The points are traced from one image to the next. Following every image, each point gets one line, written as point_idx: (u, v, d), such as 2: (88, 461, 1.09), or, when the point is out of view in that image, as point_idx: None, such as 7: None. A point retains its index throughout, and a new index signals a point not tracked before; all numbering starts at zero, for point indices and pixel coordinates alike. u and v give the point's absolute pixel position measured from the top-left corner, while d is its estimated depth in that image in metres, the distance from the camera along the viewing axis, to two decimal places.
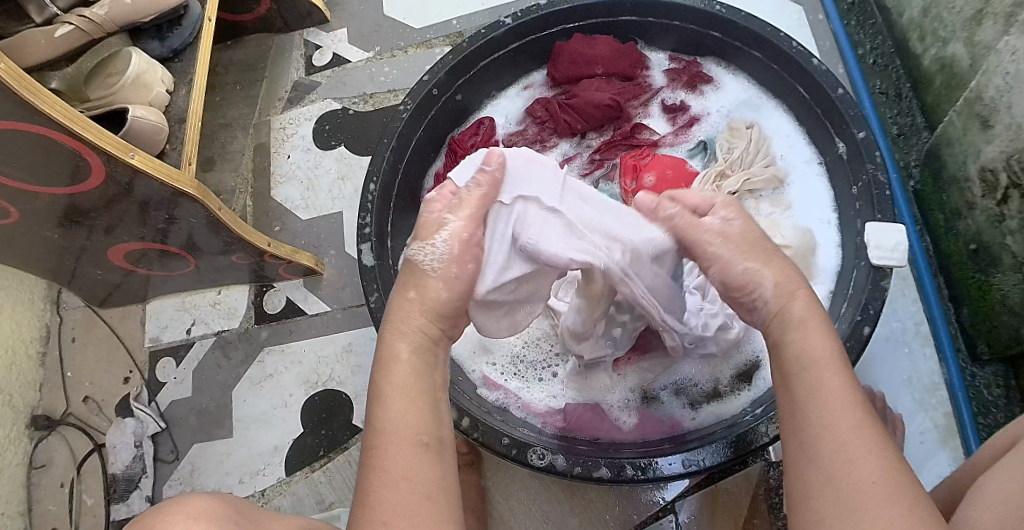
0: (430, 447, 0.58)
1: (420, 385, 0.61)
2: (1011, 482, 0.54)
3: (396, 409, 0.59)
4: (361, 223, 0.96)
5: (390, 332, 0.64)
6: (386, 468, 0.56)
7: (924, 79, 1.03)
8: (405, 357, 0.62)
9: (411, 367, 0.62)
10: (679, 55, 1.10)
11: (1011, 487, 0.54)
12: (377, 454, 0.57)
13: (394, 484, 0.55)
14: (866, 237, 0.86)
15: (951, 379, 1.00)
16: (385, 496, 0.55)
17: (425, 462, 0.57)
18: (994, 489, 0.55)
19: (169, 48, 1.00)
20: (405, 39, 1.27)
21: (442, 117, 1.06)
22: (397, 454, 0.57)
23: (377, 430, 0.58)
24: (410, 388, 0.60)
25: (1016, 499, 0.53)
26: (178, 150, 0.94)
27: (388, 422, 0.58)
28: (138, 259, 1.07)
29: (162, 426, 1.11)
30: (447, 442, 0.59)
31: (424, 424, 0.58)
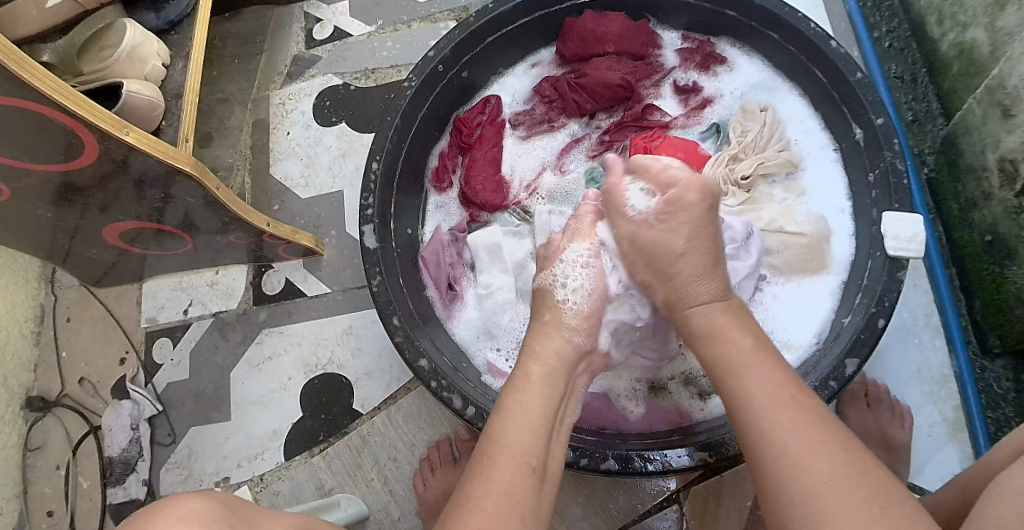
0: (535, 469, 0.60)
1: (539, 410, 0.64)
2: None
3: (511, 424, 0.62)
4: (364, 204, 0.93)
5: (524, 361, 0.69)
6: (490, 475, 0.59)
7: (940, 64, 1.00)
8: (532, 379, 0.66)
9: (539, 389, 0.65)
10: (691, 34, 1.05)
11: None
12: (483, 464, 0.60)
13: (492, 496, 0.57)
14: (882, 227, 0.84)
15: (961, 371, 0.98)
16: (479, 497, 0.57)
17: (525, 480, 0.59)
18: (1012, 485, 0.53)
19: (165, 20, 0.97)
20: (408, 12, 1.23)
21: (446, 94, 1.02)
22: (501, 466, 0.59)
23: (490, 440, 0.61)
24: (524, 407, 0.63)
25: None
26: (174, 126, 0.91)
27: (501, 435, 0.61)
28: (134, 238, 1.04)
29: (159, 409, 1.09)
30: (551, 473, 0.61)
31: (533, 446, 0.61)
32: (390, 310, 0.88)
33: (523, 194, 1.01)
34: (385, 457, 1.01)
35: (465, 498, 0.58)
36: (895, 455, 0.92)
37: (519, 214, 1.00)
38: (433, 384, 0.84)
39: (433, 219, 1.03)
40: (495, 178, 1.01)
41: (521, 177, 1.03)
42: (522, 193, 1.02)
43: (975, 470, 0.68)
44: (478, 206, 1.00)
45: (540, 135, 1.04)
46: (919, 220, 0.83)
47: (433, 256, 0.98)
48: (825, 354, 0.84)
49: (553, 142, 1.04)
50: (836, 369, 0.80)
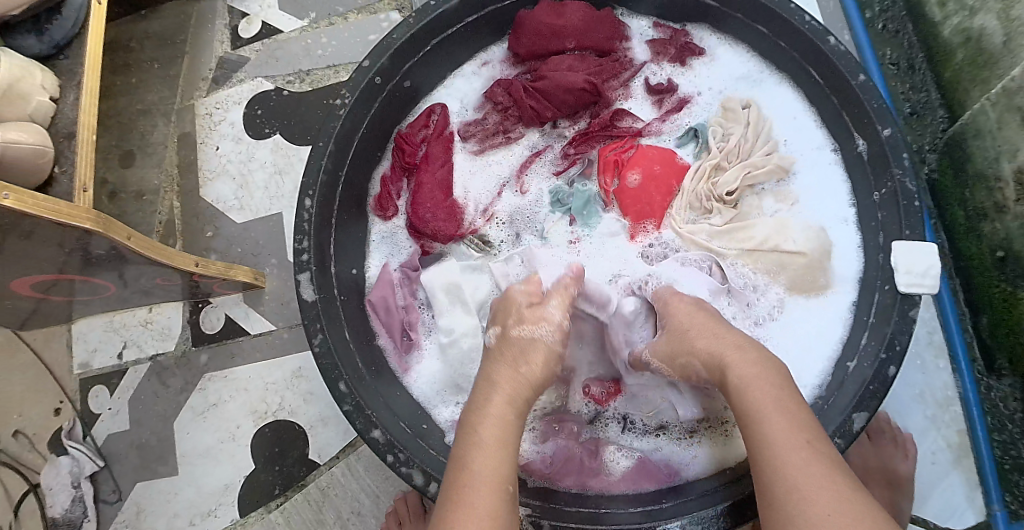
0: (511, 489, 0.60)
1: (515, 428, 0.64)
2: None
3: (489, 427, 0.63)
4: (299, 249, 0.82)
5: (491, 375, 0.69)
6: (473, 504, 0.58)
7: (940, 53, 0.87)
8: (503, 415, 0.64)
9: (505, 417, 0.64)
10: (665, 22, 0.94)
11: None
12: (466, 492, 0.58)
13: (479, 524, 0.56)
14: (891, 258, 0.74)
15: (966, 393, 0.90)
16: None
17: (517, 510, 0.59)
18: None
19: (51, 44, 0.82)
20: (343, 3, 1.09)
21: (388, 107, 0.91)
22: (483, 495, 0.58)
23: (461, 464, 0.61)
24: (503, 422, 0.64)
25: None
26: (69, 174, 0.78)
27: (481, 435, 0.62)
28: (49, 288, 0.92)
29: (100, 464, 1.00)
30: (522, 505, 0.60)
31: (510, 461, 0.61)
32: (334, 374, 0.78)
33: (479, 220, 0.91)
34: (347, 510, 0.94)
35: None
36: (898, 493, 0.84)
37: (476, 245, 0.90)
38: (389, 457, 0.75)
39: (379, 253, 0.92)
40: (447, 203, 0.90)
41: (477, 199, 0.92)
42: (478, 218, 0.91)
43: None
44: (430, 235, 0.90)
45: (495, 149, 0.94)
46: (932, 250, 0.72)
47: (381, 299, 0.88)
48: (827, 399, 0.74)
49: (513, 155, 0.93)
50: (841, 424, 0.70)
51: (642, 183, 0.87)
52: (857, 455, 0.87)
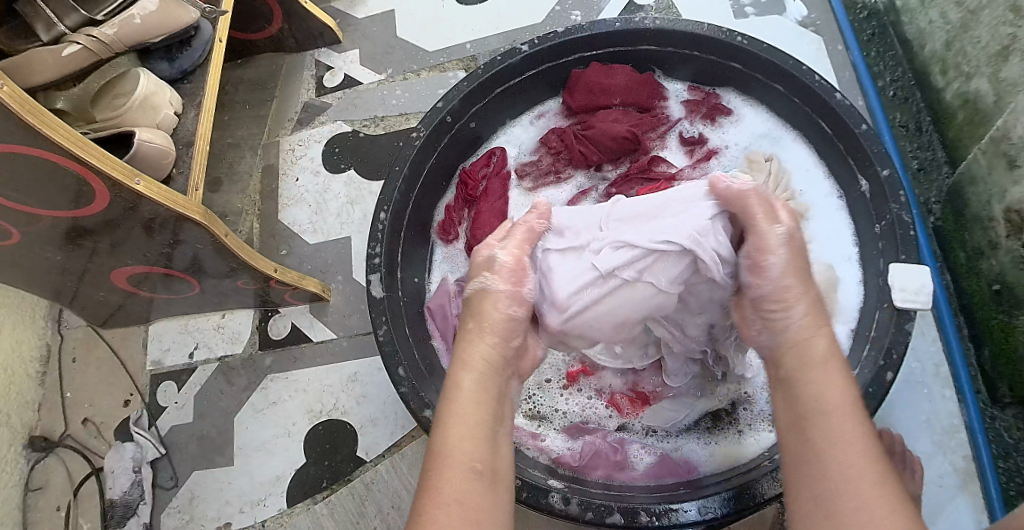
0: (482, 473, 0.60)
1: (482, 412, 0.65)
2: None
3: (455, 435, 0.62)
4: (371, 253, 0.93)
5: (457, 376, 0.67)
6: (443, 485, 0.59)
7: (945, 114, 1.01)
8: (478, 368, 0.68)
9: (480, 375, 0.67)
10: (698, 86, 1.06)
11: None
12: (437, 472, 0.60)
13: (454, 499, 0.58)
14: (888, 279, 0.84)
15: (971, 421, 0.95)
16: (452, 450, 0.61)
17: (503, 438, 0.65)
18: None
19: (179, 70, 1.00)
20: (417, 61, 1.26)
21: (454, 146, 1.03)
22: (457, 474, 0.59)
23: (438, 451, 0.61)
24: (471, 407, 0.65)
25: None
26: (185, 174, 0.94)
27: (450, 445, 0.61)
28: (141, 281, 1.05)
29: (162, 452, 1.08)
30: (501, 475, 0.62)
31: (478, 451, 0.61)
32: (394, 360, 0.88)
33: None
34: (389, 505, 1.00)
35: (440, 445, 0.61)
36: None
37: None
38: None
39: (440, 270, 1.04)
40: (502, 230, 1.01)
41: None
42: None
43: None
44: None
45: (547, 187, 1.04)
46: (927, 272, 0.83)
47: (439, 307, 0.98)
48: None
49: (560, 193, 1.04)
50: None
51: None
52: None
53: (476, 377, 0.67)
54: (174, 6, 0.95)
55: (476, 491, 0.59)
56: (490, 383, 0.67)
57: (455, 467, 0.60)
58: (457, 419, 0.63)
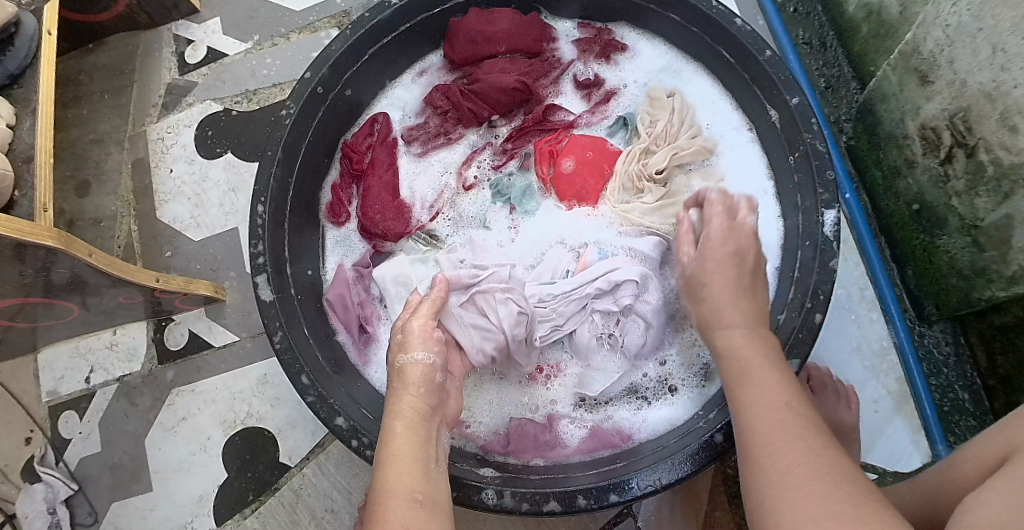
0: (423, 503, 0.60)
1: (412, 449, 0.64)
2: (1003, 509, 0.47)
3: (391, 464, 0.63)
4: (254, 252, 0.85)
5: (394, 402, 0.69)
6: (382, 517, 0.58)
7: (849, 28, 0.94)
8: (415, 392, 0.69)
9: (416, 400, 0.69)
10: (589, 21, 0.96)
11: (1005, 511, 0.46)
12: (378, 507, 0.59)
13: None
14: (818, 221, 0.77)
15: (900, 342, 0.93)
16: (393, 481, 0.61)
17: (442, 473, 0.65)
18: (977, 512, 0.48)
19: (5, 74, 0.86)
20: (285, 24, 1.13)
21: (331, 118, 0.93)
22: (394, 507, 0.59)
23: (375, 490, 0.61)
24: (410, 427, 0.66)
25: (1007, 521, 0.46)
26: (29, 196, 0.82)
27: (387, 479, 0.61)
28: (15, 315, 0.94)
29: (75, 488, 1.01)
30: (440, 503, 0.61)
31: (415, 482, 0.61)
32: (296, 368, 0.82)
33: (426, 216, 0.94)
34: (321, 509, 0.96)
35: (384, 483, 0.61)
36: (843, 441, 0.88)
37: (423, 239, 0.92)
38: (354, 442, 0.78)
39: (334, 255, 0.95)
40: (395, 204, 0.93)
41: (423, 197, 0.95)
42: (425, 214, 0.94)
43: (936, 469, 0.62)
44: (381, 235, 0.92)
45: (437, 150, 0.95)
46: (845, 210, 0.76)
47: (338, 297, 0.91)
48: None
49: (454, 156, 0.95)
50: None
51: (576, 169, 0.89)
52: None
53: (405, 426, 0.66)
54: None
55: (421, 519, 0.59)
56: (423, 427, 0.67)
57: (398, 499, 0.60)
58: (396, 463, 0.63)
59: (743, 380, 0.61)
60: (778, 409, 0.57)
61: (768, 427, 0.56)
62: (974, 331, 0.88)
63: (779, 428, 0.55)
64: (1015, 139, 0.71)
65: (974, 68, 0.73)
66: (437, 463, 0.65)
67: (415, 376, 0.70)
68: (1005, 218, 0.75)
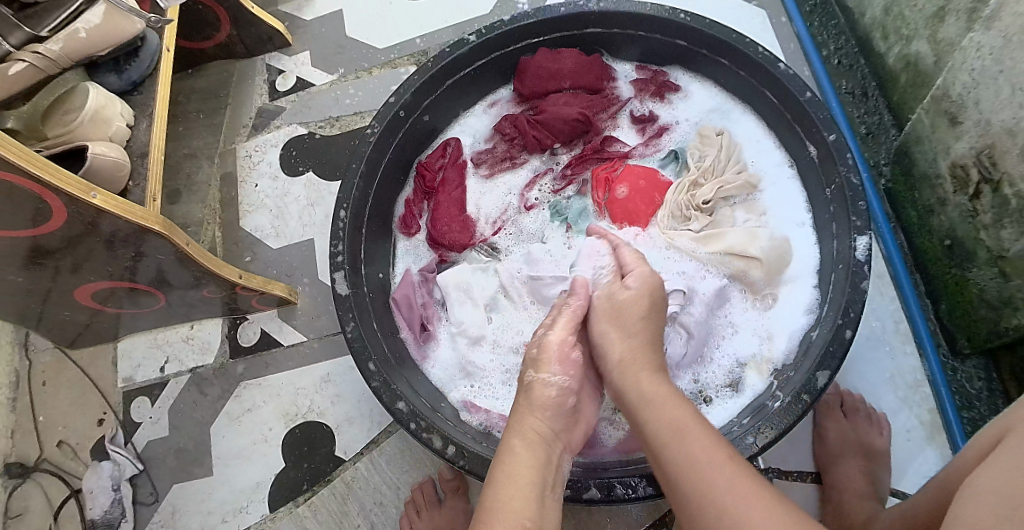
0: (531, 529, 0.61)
1: (526, 476, 0.66)
2: (1002, 479, 0.54)
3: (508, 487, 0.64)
4: (333, 251, 0.93)
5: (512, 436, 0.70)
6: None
7: (889, 78, 1.03)
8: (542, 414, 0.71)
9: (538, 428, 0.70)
10: (645, 64, 1.06)
11: (1005, 482, 0.54)
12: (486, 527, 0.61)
13: None
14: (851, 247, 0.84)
15: (933, 374, 0.98)
16: (508, 497, 0.63)
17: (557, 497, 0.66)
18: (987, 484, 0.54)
19: (128, 82, 0.99)
20: (368, 59, 1.25)
21: (409, 139, 1.03)
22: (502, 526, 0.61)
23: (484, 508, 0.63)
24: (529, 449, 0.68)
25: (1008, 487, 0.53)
26: (141, 187, 0.93)
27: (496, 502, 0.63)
28: (106, 297, 1.04)
29: (140, 467, 1.08)
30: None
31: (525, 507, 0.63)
32: (365, 354, 0.88)
33: (489, 231, 1.02)
34: (371, 503, 1.01)
35: (498, 504, 0.63)
36: (874, 463, 0.92)
37: (486, 251, 1.00)
38: (412, 425, 0.84)
39: (402, 262, 1.04)
40: (460, 218, 1.02)
41: (487, 214, 1.03)
42: (488, 229, 1.02)
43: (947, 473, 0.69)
44: (446, 246, 1.01)
45: (502, 173, 1.05)
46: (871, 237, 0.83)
47: (403, 297, 0.98)
48: (797, 368, 0.84)
49: (517, 179, 1.04)
50: (807, 382, 0.79)
51: (629, 195, 0.96)
52: (838, 429, 0.94)
53: (523, 445, 0.68)
54: (118, 17, 0.93)
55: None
56: (540, 450, 0.68)
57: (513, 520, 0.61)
58: (514, 483, 0.65)
59: (677, 441, 0.62)
60: (720, 466, 0.59)
61: (718, 487, 0.58)
62: (1005, 364, 0.92)
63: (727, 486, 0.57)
64: None
65: (996, 107, 0.81)
66: (552, 486, 0.67)
67: (547, 397, 0.72)
68: None
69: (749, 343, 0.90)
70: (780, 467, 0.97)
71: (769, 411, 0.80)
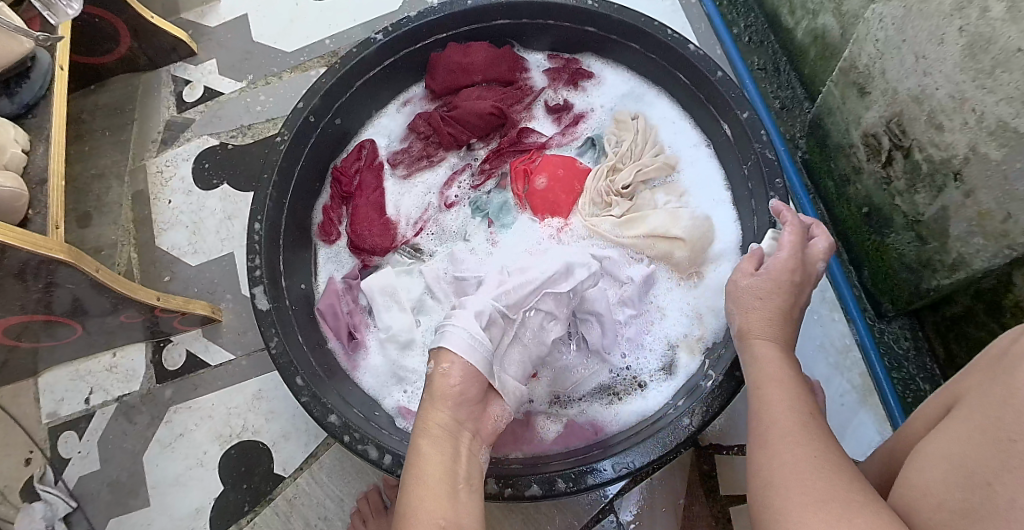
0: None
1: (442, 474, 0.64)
2: (952, 445, 0.51)
3: (430, 494, 0.63)
4: (251, 265, 0.90)
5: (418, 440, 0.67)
6: None
7: (799, 52, 1.05)
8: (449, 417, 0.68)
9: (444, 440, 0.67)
10: (557, 53, 1.05)
11: (956, 447, 0.51)
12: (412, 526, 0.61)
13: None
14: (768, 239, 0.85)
15: (862, 339, 1.00)
16: (421, 499, 0.62)
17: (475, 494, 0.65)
18: (938, 452, 0.52)
19: (21, 104, 0.95)
20: (277, 64, 1.22)
21: (322, 144, 1.00)
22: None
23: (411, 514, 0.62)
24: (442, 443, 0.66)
25: (958, 454, 0.50)
26: (42, 214, 0.90)
27: (421, 510, 0.62)
28: (19, 334, 0.98)
29: (74, 505, 1.04)
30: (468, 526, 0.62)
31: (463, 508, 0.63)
32: (291, 371, 0.86)
33: (411, 232, 1.00)
34: (315, 517, 1.00)
35: (411, 509, 0.62)
36: None
37: (409, 252, 0.99)
38: (346, 438, 0.83)
39: (325, 270, 1.01)
40: (381, 221, 1.00)
41: (408, 215, 1.02)
42: (410, 230, 1.01)
43: (895, 441, 0.69)
44: (368, 250, 0.99)
45: (421, 172, 1.03)
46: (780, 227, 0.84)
47: (329, 307, 0.96)
48: (727, 344, 0.84)
49: (435, 177, 1.03)
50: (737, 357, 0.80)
51: (548, 185, 0.95)
52: None
53: (429, 441, 0.66)
54: (5, 38, 0.91)
55: None
56: (449, 447, 0.66)
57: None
58: (423, 486, 0.63)
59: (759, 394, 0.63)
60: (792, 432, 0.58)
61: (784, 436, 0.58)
62: (930, 323, 0.96)
63: (796, 441, 0.57)
64: (942, 137, 0.79)
65: (902, 76, 0.82)
66: (465, 481, 0.65)
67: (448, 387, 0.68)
68: (941, 210, 0.83)
69: (622, 374, 0.91)
70: (716, 442, 0.99)
71: (702, 392, 0.81)
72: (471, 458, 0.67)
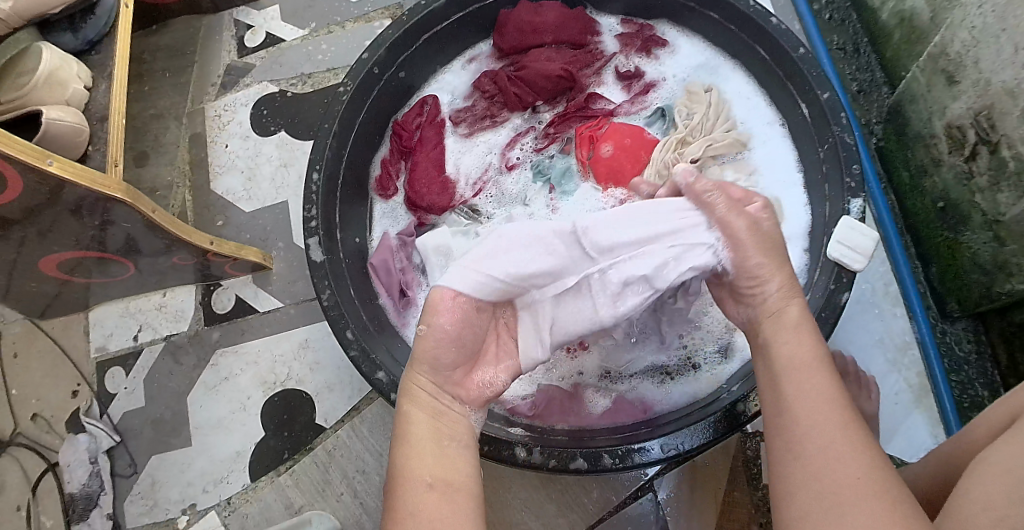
0: (435, 485, 0.60)
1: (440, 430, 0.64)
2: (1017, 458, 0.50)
3: (421, 453, 0.62)
4: (306, 216, 0.89)
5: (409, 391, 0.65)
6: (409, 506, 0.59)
7: (883, 33, 1.01)
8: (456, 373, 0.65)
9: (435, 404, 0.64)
10: (632, 18, 1.02)
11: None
12: (402, 485, 0.61)
13: (421, 490, 0.60)
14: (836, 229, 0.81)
15: (923, 337, 0.96)
16: (410, 457, 0.62)
17: (462, 449, 0.63)
18: (1001, 464, 0.50)
19: (84, 40, 0.94)
20: (340, 14, 1.20)
21: (384, 97, 0.98)
22: (414, 492, 0.60)
23: (402, 471, 0.61)
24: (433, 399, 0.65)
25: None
26: (101, 151, 0.90)
27: (411, 467, 0.61)
28: (73, 268, 0.99)
29: (117, 439, 1.05)
30: (457, 481, 0.61)
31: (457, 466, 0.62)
32: (342, 323, 0.85)
33: (468, 193, 0.99)
34: (353, 471, 1.00)
35: (403, 466, 0.62)
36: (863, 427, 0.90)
37: (466, 213, 0.97)
38: (393, 396, 0.82)
39: (380, 226, 1.00)
40: (439, 180, 0.98)
41: (467, 175, 1.00)
42: (467, 191, 0.99)
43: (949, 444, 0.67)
44: (425, 208, 0.97)
45: (483, 132, 1.01)
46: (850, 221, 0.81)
47: (381, 263, 0.96)
48: None
49: (497, 138, 1.01)
50: None
51: (614, 154, 0.93)
52: None
53: (426, 389, 0.65)
54: None
55: (437, 503, 0.59)
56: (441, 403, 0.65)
57: (415, 487, 0.60)
58: (411, 448, 0.62)
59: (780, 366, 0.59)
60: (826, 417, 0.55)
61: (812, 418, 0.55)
62: (996, 328, 0.92)
63: (834, 429, 0.54)
64: None
65: (997, 67, 0.78)
66: (450, 438, 0.64)
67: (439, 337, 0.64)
68: None
69: (676, 355, 0.89)
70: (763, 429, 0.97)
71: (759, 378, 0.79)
72: (457, 417, 0.65)
